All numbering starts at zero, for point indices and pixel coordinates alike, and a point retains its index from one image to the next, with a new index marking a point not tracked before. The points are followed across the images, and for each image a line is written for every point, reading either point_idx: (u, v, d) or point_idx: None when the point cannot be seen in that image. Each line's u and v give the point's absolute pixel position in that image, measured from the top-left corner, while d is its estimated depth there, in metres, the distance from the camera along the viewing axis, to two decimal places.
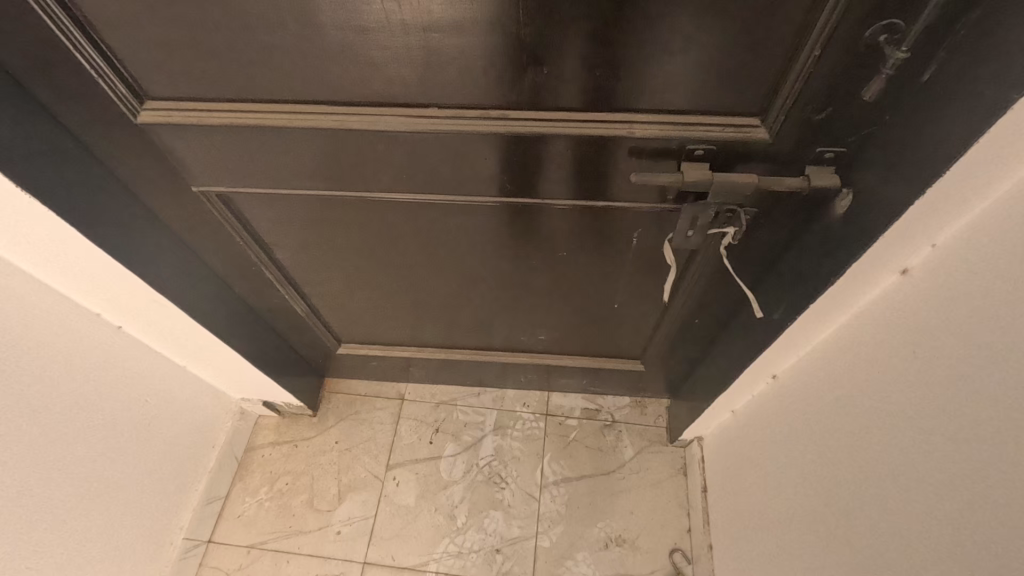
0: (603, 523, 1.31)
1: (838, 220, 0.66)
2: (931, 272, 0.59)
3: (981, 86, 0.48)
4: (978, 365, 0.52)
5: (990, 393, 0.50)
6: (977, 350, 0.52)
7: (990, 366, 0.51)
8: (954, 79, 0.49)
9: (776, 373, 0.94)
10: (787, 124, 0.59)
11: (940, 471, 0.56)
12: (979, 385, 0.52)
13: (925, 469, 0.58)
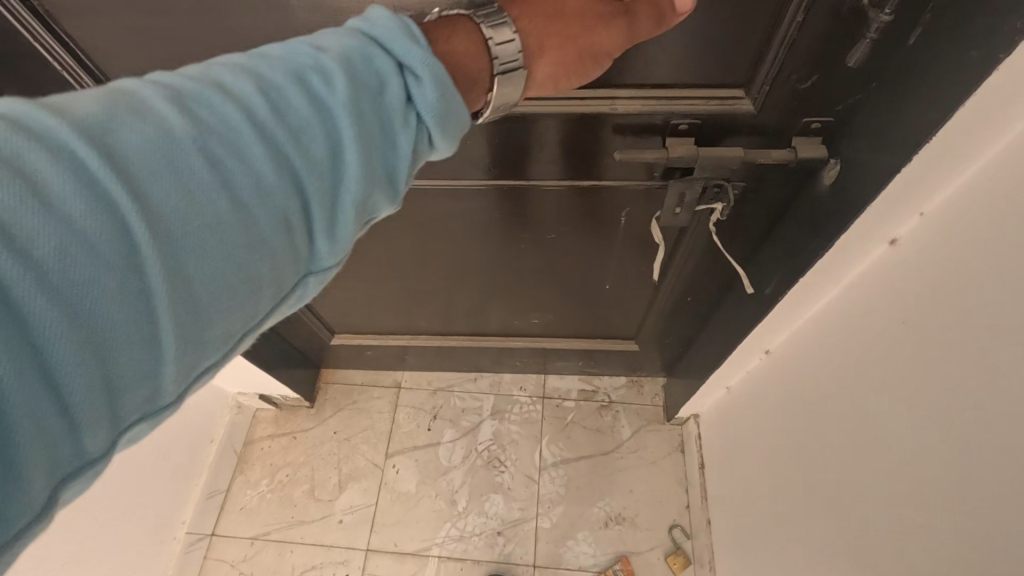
0: (602, 502, 1.32)
1: (826, 191, 0.65)
2: (918, 242, 0.57)
3: (969, 49, 0.45)
4: (968, 336, 0.51)
5: (983, 362, 0.50)
6: (967, 319, 0.52)
7: (982, 335, 0.50)
8: (939, 42, 0.47)
9: (768, 348, 0.93)
10: (772, 95, 0.58)
11: (934, 440, 0.56)
12: (970, 353, 0.51)
13: (918, 437, 0.58)
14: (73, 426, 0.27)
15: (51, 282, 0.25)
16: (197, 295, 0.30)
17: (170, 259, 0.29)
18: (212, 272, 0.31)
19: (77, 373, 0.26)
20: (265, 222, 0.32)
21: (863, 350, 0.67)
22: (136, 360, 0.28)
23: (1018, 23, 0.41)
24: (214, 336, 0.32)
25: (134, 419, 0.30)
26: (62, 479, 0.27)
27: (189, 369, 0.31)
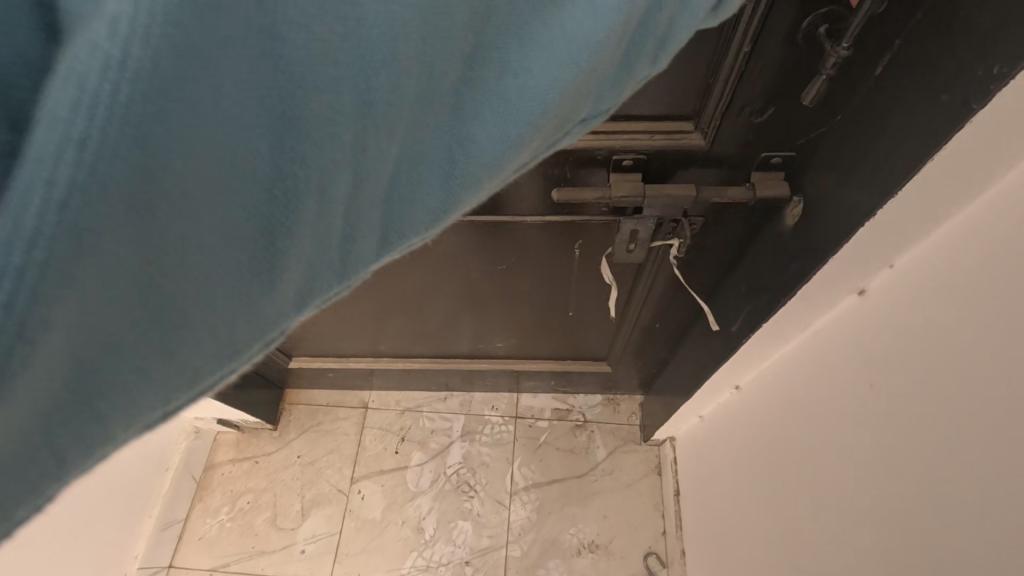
0: (575, 528, 1.27)
1: (788, 231, 0.58)
2: (886, 297, 0.50)
3: (940, 94, 0.39)
4: (938, 412, 0.44)
5: (947, 446, 0.43)
6: (937, 394, 0.44)
7: (952, 414, 0.43)
8: (908, 76, 0.41)
9: (738, 383, 0.86)
10: (724, 128, 0.51)
11: (893, 521, 0.49)
12: (936, 435, 0.44)
13: (879, 517, 0.51)
14: (382, 188, 0.28)
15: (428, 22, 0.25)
16: (513, 91, 0.29)
17: (505, 41, 0.29)
18: (531, 68, 0.29)
19: (410, 134, 0.27)
20: (593, 23, 0.30)
21: (826, 404, 0.60)
22: (441, 138, 0.29)
23: (995, 68, 0.35)
24: (515, 146, 0.31)
25: (439, 205, 0.30)
26: (359, 242, 0.28)
27: (483, 172, 0.30)
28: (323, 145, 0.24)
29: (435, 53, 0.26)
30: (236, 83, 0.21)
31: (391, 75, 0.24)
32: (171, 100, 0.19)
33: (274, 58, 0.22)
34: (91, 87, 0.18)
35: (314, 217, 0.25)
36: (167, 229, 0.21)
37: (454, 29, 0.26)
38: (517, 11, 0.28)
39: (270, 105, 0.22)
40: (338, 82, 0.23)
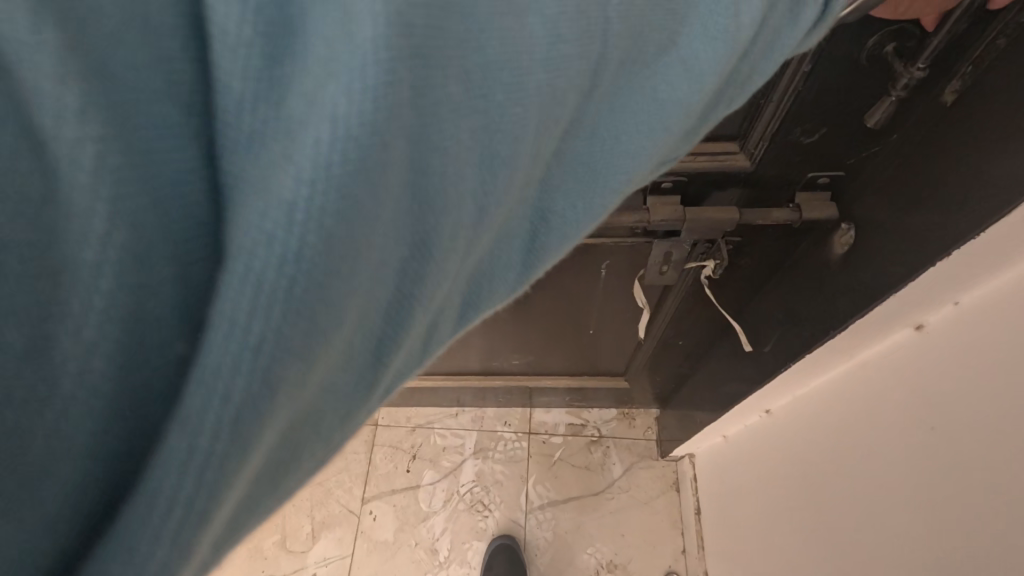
0: (593, 548, 1.23)
1: (838, 260, 0.56)
2: (950, 336, 0.47)
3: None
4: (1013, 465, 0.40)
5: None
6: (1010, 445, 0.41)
7: None
8: (990, 101, 0.39)
9: (769, 408, 0.83)
10: (770, 149, 0.48)
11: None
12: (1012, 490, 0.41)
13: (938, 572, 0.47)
14: (467, 278, 0.24)
15: (533, 104, 0.21)
16: (602, 158, 0.26)
17: (601, 112, 0.25)
18: (624, 133, 0.26)
19: (502, 219, 0.24)
20: (682, 89, 0.26)
21: (874, 445, 0.56)
22: (523, 215, 0.26)
23: None
24: (597, 216, 0.28)
25: (517, 279, 0.27)
26: (441, 332, 0.25)
27: (561, 244, 0.27)
28: (443, 249, 0.21)
29: (541, 133, 0.22)
30: (389, 211, 0.18)
31: (503, 162, 0.21)
32: (336, 254, 0.17)
33: (417, 179, 0.19)
34: (262, 250, 0.16)
35: (419, 322, 0.22)
36: (311, 385, 0.19)
37: (559, 109, 0.22)
38: (619, 74, 0.25)
39: (409, 228, 0.19)
40: (458, 189, 0.20)
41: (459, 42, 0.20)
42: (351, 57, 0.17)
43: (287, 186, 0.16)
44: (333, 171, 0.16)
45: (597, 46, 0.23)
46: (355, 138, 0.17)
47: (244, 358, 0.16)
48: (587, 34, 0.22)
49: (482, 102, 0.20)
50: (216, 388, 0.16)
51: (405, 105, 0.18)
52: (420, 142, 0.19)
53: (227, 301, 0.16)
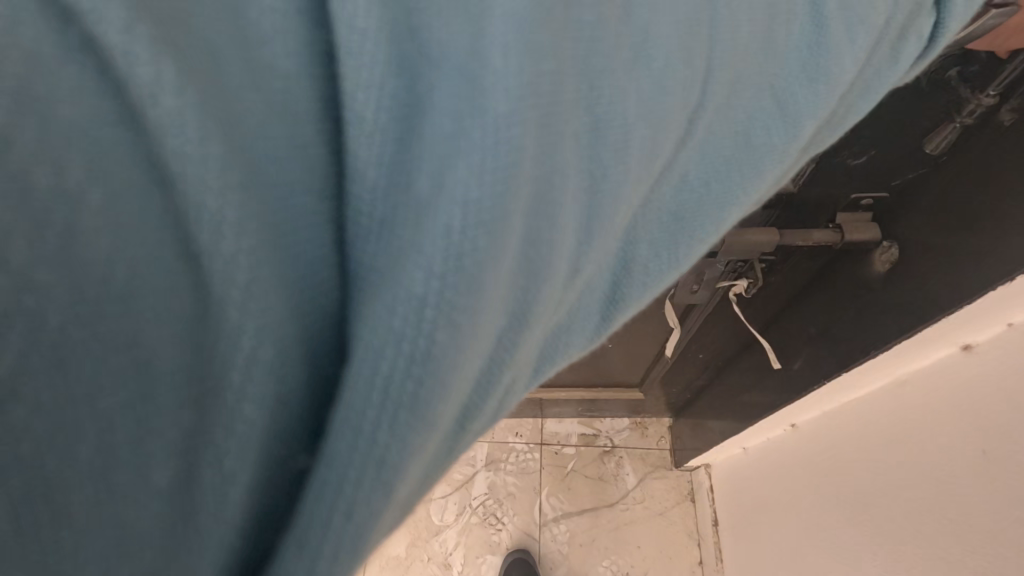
0: (608, 561, 1.22)
1: (879, 279, 0.55)
2: (1002, 356, 0.47)
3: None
4: None
5: None
6: None
7: None
8: None
9: (794, 423, 0.81)
10: (820, 164, 0.52)
11: None
12: None
13: None
14: (552, 330, 0.24)
15: (639, 160, 0.23)
16: (688, 205, 0.27)
17: (690, 162, 0.26)
18: (710, 179, 0.27)
19: (596, 269, 0.24)
20: (767, 141, 0.28)
21: (913, 464, 0.56)
22: (611, 265, 0.26)
23: None
24: (676, 265, 0.28)
25: (596, 328, 0.27)
26: (517, 389, 0.24)
27: (641, 294, 0.28)
28: (546, 304, 0.21)
29: (639, 183, 0.23)
30: (502, 284, 0.19)
31: (603, 220, 0.22)
32: (460, 328, 0.18)
33: (530, 249, 0.19)
34: (398, 318, 0.18)
35: (505, 379, 0.22)
36: (423, 451, 0.19)
37: (656, 161, 0.24)
38: (710, 127, 0.26)
39: (526, 294, 0.20)
40: (572, 248, 0.21)
41: (574, 103, 0.21)
42: (482, 140, 0.18)
43: (422, 263, 0.18)
44: (469, 249, 0.18)
45: (695, 99, 0.24)
46: (482, 214, 0.18)
47: (380, 420, 0.18)
48: (687, 90, 0.24)
49: (592, 159, 0.21)
50: (359, 447, 0.18)
51: (525, 181, 0.19)
52: (537, 213, 0.19)
53: (365, 367, 0.18)
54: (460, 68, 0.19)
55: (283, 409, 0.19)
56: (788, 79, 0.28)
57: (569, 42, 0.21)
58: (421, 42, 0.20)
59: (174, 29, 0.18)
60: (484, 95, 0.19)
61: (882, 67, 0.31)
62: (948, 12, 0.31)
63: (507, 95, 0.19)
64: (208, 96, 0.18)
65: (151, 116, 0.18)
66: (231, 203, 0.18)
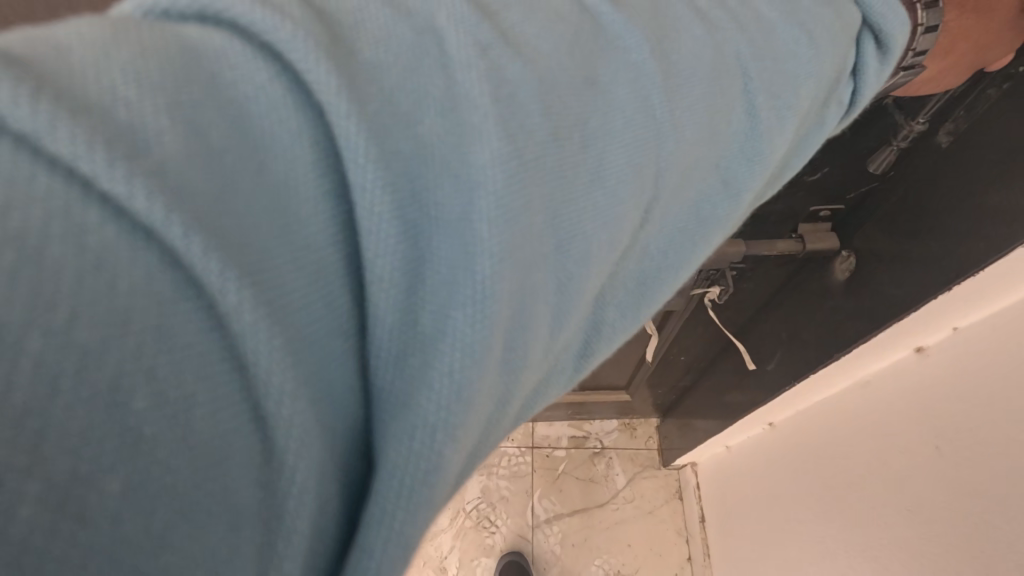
0: (600, 560, 1.25)
1: (839, 289, 0.60)
2: (948, 359, 0.52)
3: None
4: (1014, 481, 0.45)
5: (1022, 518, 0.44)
6: (1013, 462, 0.45)
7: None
8: (963, 156, 0.46)
9: (772, 421, 0.85)
10: (783, 187, 0.56)
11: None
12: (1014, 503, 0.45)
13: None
14: (535, 386, 0.26)
15: (609, 240, 0.25)
16: (650, 272, 0.30)
17: (651, 233, 0.29)
18: (668, 250, 0.30)
19: (576, 333, 0.26)
20: (715, 209, 0.31)
21: (876, 463, 0.60)
22: (584, 328, 0.28)
23: None
24: (637, 318, 0.31)
25: (571, 379, 0.29)
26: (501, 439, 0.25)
27: (608, 348, 0.30)
28: (530, 366, 0.23)
29: (608, 254, 0.25)
30: (494, 362, 0.20)
31: (574, 299, 0.24)
32: (462, 390, 0.19)
33: (522, 316, 0.21)
34: (435, 394, 0.19)
35: (501, 425, 0.24)
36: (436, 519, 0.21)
37: (603, 237, 0.24)
38: (669, 204, 0.29)
39: (523, 354, 0.22)
40: (555, 318, 0.23)
41: (564, 188, 0.23)
42: (470, 289, 0.20)
43: (431, 385, 0.19)
44: (462, 368, 0.19)
45: (649, 192, 0.27)
46: (462, 341, 0.19)
47: (402, 498, 0.19)
48: (640, 189, 0.26)
49: (571, 235, 0.23)
50: (389, 538, 0.19)
51: (513, 269, 0.20)
52: (513, 326, 0.21)
53: (396, 454, 0.19)
54: (450, 223, 0.20)
55: (324, 519, 0.19)
56: (731, 158, 0.31)
57: (535, 185, 0.22)
58: (421, 172, 0.20)
59: (178, 168, 0.16)
60: (473, 227, 0.20)
61: (811, 129, 0.35)
62: (861, 84, 0.37)
63: (491, 190, 0.20)
64: (221, 240, 0.16)
65: (193, 269, 0.16)
66: (277, 343, 0.17)
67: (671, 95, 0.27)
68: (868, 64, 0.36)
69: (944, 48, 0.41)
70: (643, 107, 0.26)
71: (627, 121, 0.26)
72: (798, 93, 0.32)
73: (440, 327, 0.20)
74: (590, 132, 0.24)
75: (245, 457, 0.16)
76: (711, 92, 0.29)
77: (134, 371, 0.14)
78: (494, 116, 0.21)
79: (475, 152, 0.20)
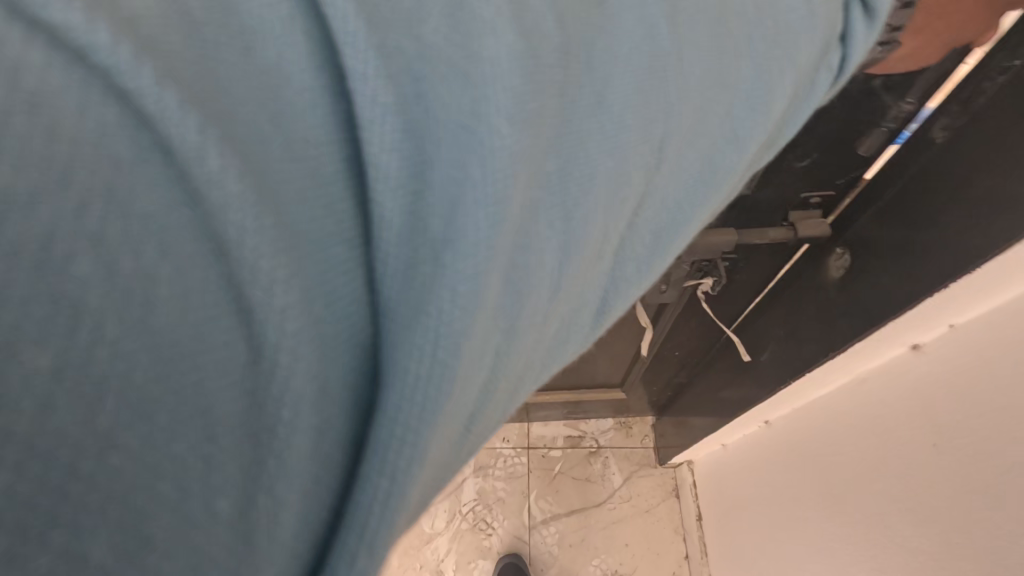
0: (598, 560, 1.24)
1: (835, 284, 0.61)
2: (943, 356, 0.52)
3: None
4: (1012, 477, 0.45)
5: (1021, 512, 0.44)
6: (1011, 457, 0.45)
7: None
8: (967, 137, 0.46)
9: (768, 420, 0.85)
10: (776, 177, 0.56)
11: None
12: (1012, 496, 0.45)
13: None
14: (553, 333, 0.26)
15: (614, 171, 0.25)
16: (667, 225, 0.30)
17: (666, 180, 0.28)
18: (684, 201, 0.30)
19: (593, 273, 0.26)
20: (729, 161, 0.30)
21: (875, 459, 0.60)
22: (603, 273, 0.27)
23: None
24: (653, 271, 0.30)
25: (589, 333, 0.29)
26: (529, 379, 0.25)
27: (627, 299, 0.30)
28: (545, 294, 0.23)
29: (614, 192, 0.25)
30: (497, 280, 0.21)
31: (580, 237, 0.23)
32: (470, 310, 0.20)
33: (527, 235, 0.22)
34: (455, 306, 0.19)
35: (503, 381, 0.23)
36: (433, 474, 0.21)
37: (627, 177, 0.26)
38: (682, 150, 0.28)
39: (538, 272, 0.22)
40: (567, 247, 0.23)
41: (572, 117, 0.24)
42: (481, 200, 0.20)
43: (412, 342, 0.20)
44: (446, 326, 0.19)
45: (659, 129, 0.27)
46: (480, 252, 0.20)
47: (406, 453, 0.19)
48: (648, 128, 0.26)
49: (580, 162, 0.24)
50: (393, 490, 0.19)
51: (520, 180, 0.21)
52: (517, 263, 0.21)
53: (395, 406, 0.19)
54: (462, 133, 0.21)
55: (322, 474, 0.19)
56: (738, 111, 0.30)
57: (546, 113, 0.23)
58: (424, 127, 0.21)
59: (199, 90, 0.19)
60: (490, 166, 0.21)
61: (804, 94, 0.35)
62: (850, 50, 0.36)
63: (509, 111, 0.21)
64: (241, 148, 0.19)
65: (213, 189, 0.18)
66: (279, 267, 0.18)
67: (679, 40, 0.27)
68: (856, 32, 0.36)
69: (917, 27, 0.42)
70: (648, 43, 0.27)
71: (629, 59, 0.26)
72: (798, 50, 0.31)
73: (441, 265, 0.20)
74: (587, 64, 0.25)
75: (234, 395, 0.17)
76: (719, 39, 0.29)
77: (115, 303, 0.16)
78: (510, 60, 0.22)
79: (483, 73, 0.22)
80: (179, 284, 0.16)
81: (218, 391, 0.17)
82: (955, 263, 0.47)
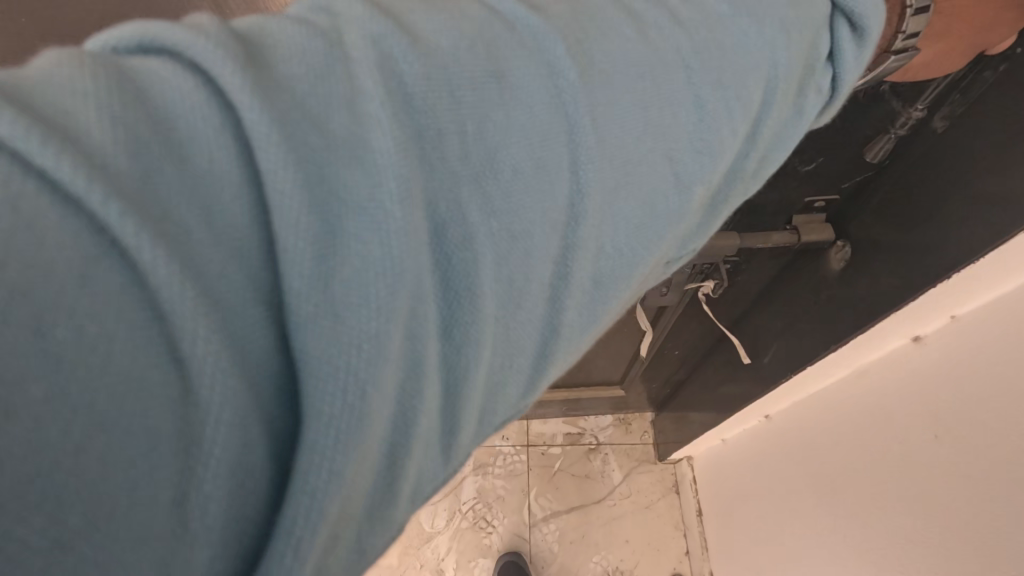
0: (599, 556, 1.24)
1: (836, 275, 0.59)
2: (945, 346, 0.51)
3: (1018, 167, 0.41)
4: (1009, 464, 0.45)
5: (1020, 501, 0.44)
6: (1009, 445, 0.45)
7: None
8: (966, 136, 0.45)
9: (767, 414, 0.85)
10: (780, 180, 0.55)
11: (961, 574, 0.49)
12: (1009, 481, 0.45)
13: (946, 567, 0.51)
14: (483, 394, 0.24)
15: (516, 232, 0.23)
16: (606, 273, 0.27)
17: (598, 231, 0.26)
18: (625, 247, 0.27)
19: (511, 339, 0.24)
20: (671, 204, 0.28)
21: (875, 454, 0.59)
22: (536, 329, 0.25)
23: None
24: (593, 323, 0.28)
25: (525, 391, 0.27)
26: (465, 433, 0.24)
27: (565, 355, 0.27)
28: (431, 379, 0.21)
29: (522, 256, 0.23)
30: (392, 356, 0.19)
31: (476, 306, 0.22)
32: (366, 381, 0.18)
33: (417, 308, 0.20)
34: (331, 381, 0.18)
35: (417, 444, 0.22)
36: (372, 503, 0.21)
37: (535, 244, 0.23)
38: (610, 199, 0.26)
39: (419, 353, 0.20)
40: (455, 319, 0.22)
41: (473, 177, 0.22)
42: (374, 261, 0.19)
43: (316, 404, 0.18)
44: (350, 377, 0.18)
45: (568, 185, 0.25)
46: (368, 325, 0.18)
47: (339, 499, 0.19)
48: (552, 187, 0.24)
49: (462, 227, 0.22)
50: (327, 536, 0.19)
51: (409, 253, 0.19)
52: (409, 336, 0.20)
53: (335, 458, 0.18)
54: (359, 203, 0.19)
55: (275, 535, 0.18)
56: (684, 149, 0.28)
57: (418, 172, 0.20)
58: (331, 183, 0.19)
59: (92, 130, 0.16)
60: (382, 242, 0.19)
61: (787, 118, 0.34)
62: (840, 68, 0.35)
63: (391, 180, 0.19)
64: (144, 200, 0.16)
65: (126, 245, 0.15)
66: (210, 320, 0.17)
67: (590, 90, 0.25)
68: (843, 48, 0.35)
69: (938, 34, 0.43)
70: (552, 92, 0.25)
71: (535, 113, 0.24)
72: (749, 86, 0.30)
73: (323, 347, 0.18)
74: (490, 124, 0.23)
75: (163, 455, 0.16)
76: (638, 81, 0.27)
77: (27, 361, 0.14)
78: (389, 130, 0.20)
79: (369, 137, 0.20)
80: (112, 357, 0.15)
81: (144, 468, 0.16)
82: (958, 255, 0.46)
